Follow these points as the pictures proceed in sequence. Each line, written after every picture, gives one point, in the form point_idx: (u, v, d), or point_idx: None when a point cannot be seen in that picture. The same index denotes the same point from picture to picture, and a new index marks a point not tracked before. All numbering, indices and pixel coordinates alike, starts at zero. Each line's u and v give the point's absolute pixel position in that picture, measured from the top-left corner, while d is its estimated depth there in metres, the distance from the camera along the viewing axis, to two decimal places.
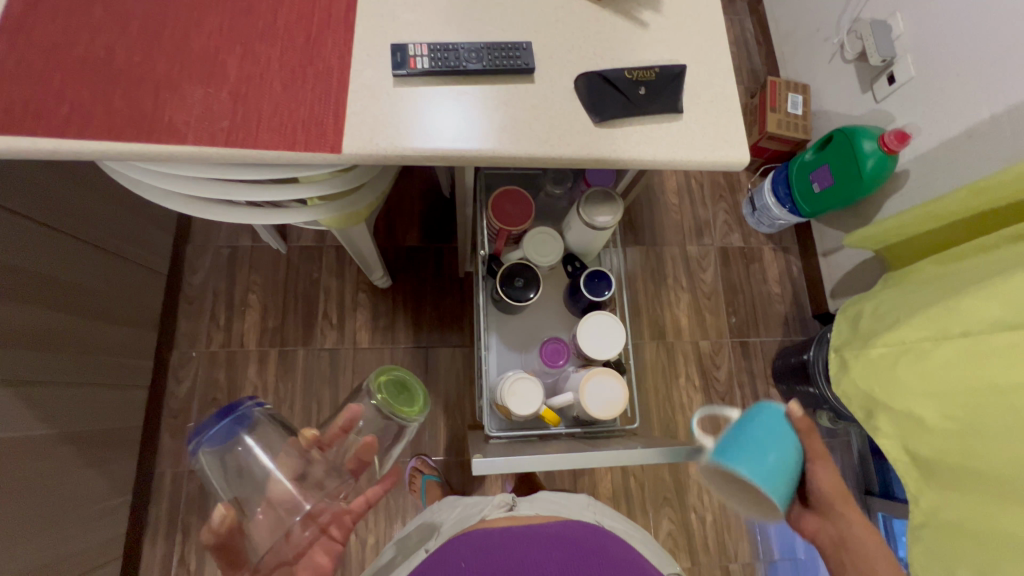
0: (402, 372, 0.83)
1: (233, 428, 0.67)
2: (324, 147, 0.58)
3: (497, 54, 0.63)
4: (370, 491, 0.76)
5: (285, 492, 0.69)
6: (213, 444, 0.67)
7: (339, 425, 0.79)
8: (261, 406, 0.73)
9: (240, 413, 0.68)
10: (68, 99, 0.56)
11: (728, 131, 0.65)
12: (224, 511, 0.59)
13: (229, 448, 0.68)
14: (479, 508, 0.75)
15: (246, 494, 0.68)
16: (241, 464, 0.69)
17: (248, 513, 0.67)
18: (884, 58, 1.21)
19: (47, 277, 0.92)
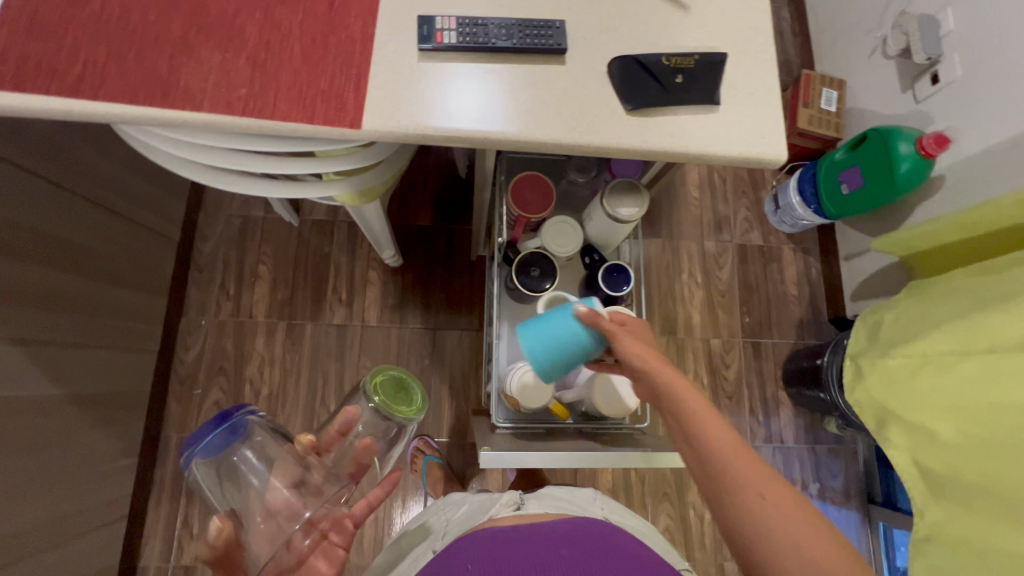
0: (399, 372, 0.88)
1: (227, 435, 0.64)
2: (344, 122, 0.56)
3: (528, 32, 0.60)
4: (372, 494, 0.68)
5: (283, 499, 0.64)
6: (208, 454, 0.63)
7: (336, 429, 0.77)
8: (258, 414, 0.70)
9: (234, 421, 0.65)
10: (83, 58, 0.54)
11: (766, 127, 0.61)
12: (219, 525, 0.58)
13: (224, 457, 0.64)
14: (488, 506, 0.75)
15: (242, 506, 0.62)
16: (236, 474, 0.64)
17: (245, 524, 0.61)
18: (929, 56, 1.15)
19: (56, 237, 0.90)
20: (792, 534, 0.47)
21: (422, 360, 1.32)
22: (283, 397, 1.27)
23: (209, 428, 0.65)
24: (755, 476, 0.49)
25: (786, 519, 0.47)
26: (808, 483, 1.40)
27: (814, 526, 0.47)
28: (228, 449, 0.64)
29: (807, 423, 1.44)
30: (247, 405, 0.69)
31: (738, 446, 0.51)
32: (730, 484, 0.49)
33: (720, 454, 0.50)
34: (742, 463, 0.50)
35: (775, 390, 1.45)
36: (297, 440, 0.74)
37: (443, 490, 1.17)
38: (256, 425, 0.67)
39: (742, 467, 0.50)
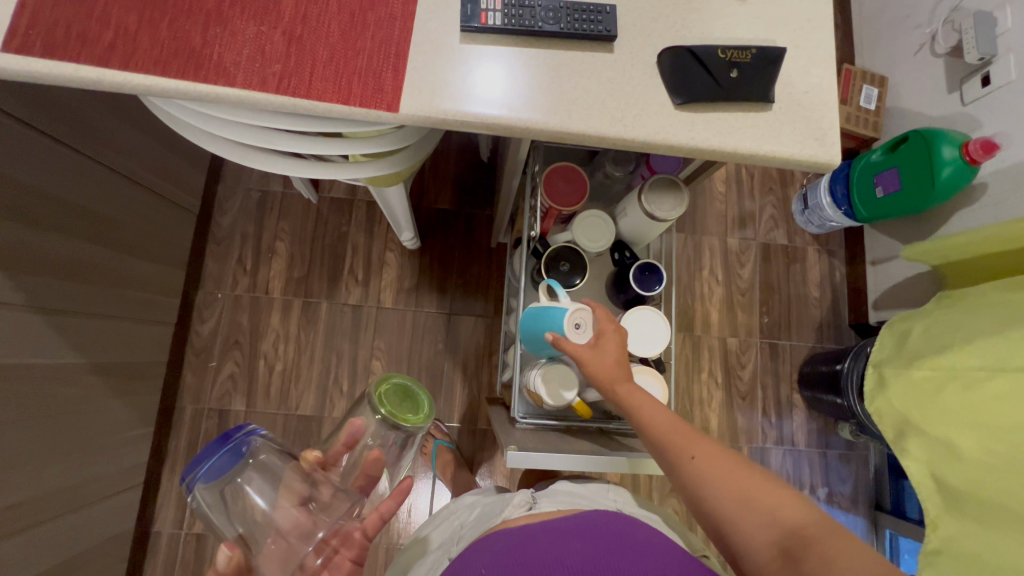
0: (401, 379, 0.84)
1: (228, 457, 0.61)
2: (381, 104, 0.54)
3: (576, 16, 0.57)
4: (384, 506, 0.68)
5: (293, 519, 0.63)
6: (211, 476, 0.60)
7: (341, 442, 0.76)
8: (260, 433, 0.68)
9: (236, 442, 0.63)
10: (115, 25, 0.52)
11: (820, 128, 0.58)
12: (229, 552, 0.55)
13: (228, 478, 0.61)
14: (501, 508, 0.75)
15: (250, 528, 0.61)
16: (241, 495, 0.62)
17: (255, 546, 0.60)
18: (981, 56, 1.09)
19: (78, 206, 0.89)
20: (718, 476, 0.57)
21: (436, 345, 1.32)
22: (296, 374, 1.27)
23: (211, 450, 0.62)
24: (688, 442, 0.60)
25: (719, 469, 0.58)
26: (816, 487, 1.39)
27: (743, 470, 0.57)
28: (231, 471, 0.62)
29: (819, 427, 1.42)
30: (245, 424, 0.67)
31: (672, 420, 0.63)
32: (669, 453, 0.61)
33: (658, 431, 0.62)
34: (678, 434, 0.61)
35: (789, 392, 1.43)
36: (302, 456, 0.72)
37: (452, 475, 1.17)
38: (258, 443, 0.65)
39: (677, 437, 0.61)
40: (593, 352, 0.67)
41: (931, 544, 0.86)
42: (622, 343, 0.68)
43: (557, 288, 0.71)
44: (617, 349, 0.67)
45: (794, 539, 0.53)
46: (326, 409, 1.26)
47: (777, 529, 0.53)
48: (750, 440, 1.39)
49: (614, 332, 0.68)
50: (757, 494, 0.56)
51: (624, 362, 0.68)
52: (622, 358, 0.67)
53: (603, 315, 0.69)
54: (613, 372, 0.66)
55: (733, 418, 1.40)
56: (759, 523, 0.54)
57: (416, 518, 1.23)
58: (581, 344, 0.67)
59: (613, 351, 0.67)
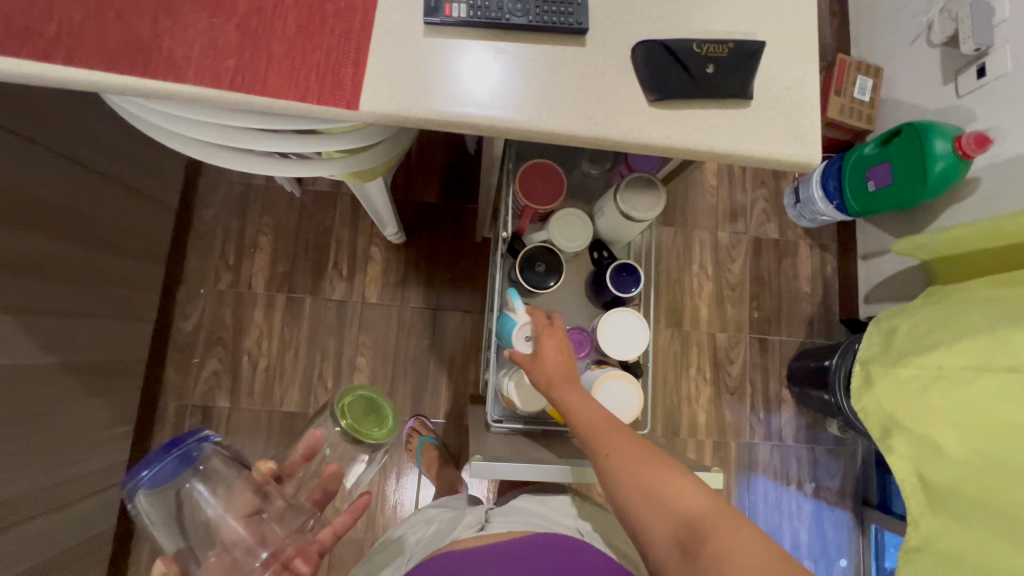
0: (368, 392, 0.84)
1: (174, 463, 0.61)
2: (340, 102, 0.51)
3: (546, 8, 0.54)
4: (338, 522, 0.72)
5: (239, 532, 0.62)
6: (155, 483, 0.60)
7: (300, 453, 0.75)
8: (214, 440, 0.67)
9: (185, 449, 0.62)
10: (57, 17, 0.49)
11: (800, 125, 0.56)
12: (163, 568, 0.58)
13: (174, 486, 0.61)
14: (452, 527, 0.76)
15: (193, 541, 0.60)
16: (187, 505, 0.61)
17: (195, 561, 0.60)
18: (977, 47, 1.06)
19: (46, 202, 0.87)
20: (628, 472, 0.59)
21: (422, 340, 1.30)
22: (280, 371, 1.26)
23: (160, 454, 0.62)
24: (608, 438, 0.61)
25: (629, 465, 0.59)
26: (803, 482, 1.39)
27: (650, 465, 0.59)
28: (177, 478, 0.61)
29: (808, 422, 1.42)
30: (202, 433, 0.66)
31: (596, 415, 0.63)
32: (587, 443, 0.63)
33: (580, 422, 0.63)
34: (596, 428, 0.62)
35: (778, 387, 1.42)
36: (256, 466, 0.71)
37: (437, 472, 1.17)
38: (210, 451, 0.64)
39: (595, 430, 0.62)
40: (534, 360, 0.69)
41: (912, 542, 0.86)
42: (560, 343, 0.70)
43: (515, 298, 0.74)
44: (555, 353, 0.69)
45: (691, 532, 0.55)
46: (310, 406, 1.25)
47: (676, 523, 0.56)
48: (738, 435, 1.39)
49: (551, 333, 0.70)
50: (661, 487, 0.58)
51: (566, 365, 0.69)
52: (562, 357, 0.69)
53: (540, 317, 0.72)
54: (548, 371, 0.68)
55: (720, 414, 1.39)
56: (658, 511, 0.57)
57: (402, 514, 1.23)
58: (523, 354, 0.70)
59: (551, 352, 0.69)
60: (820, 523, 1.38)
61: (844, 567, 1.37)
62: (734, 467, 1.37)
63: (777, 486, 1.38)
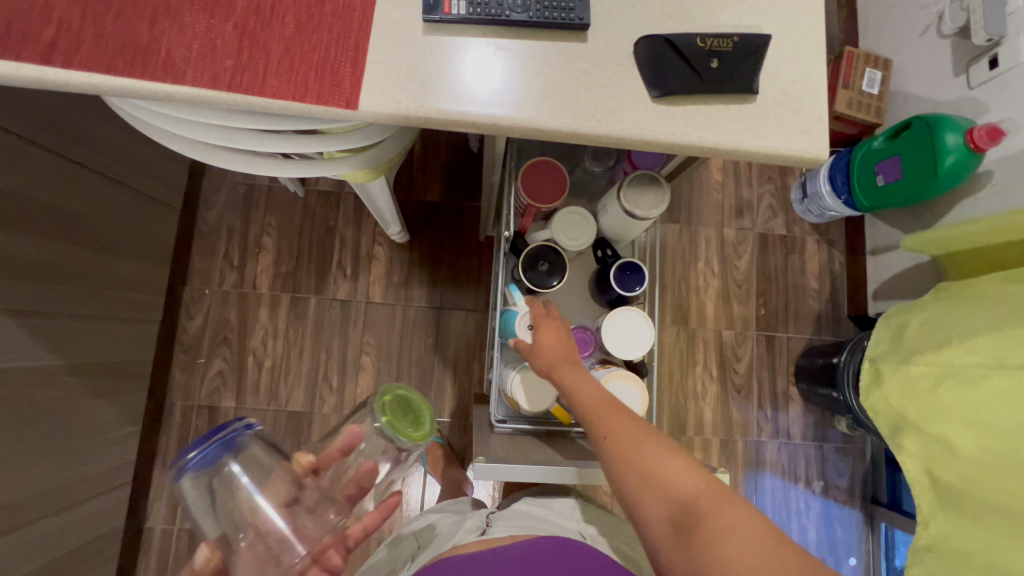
0: (408, 393, 0.80)
1: (214, 448, 0.62)
2: (339, 101, 0.51)
3: (546, 4, 0.53)
4: (369, 520, 0.74)
5: (275, 522, 0.64)
6: (199, 468, 0.61)
7: (338, 447, 0.77)
8: (254, 427, 0.67)
9: (228, 437, 0.63)
10: (56, 20, 0.49)
11: (807, 120, 0.55)
12: (207, 554, 0.60)
13: (216, 469, 0.62)
14: (454, 532, 0.76)
15: (233, 527, 0.62)
16: (225, 492, 0.63)
17: (232, 548, 0.62)
18: (990, 37, 1.04)
19: (47, 204, 0.87)
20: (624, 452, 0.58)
21: (426, 340, 1.30)
22: (285, 371, 1.26)
23: (203, 439, 0.63)
24: (607, 419, 0.60)
25: (626, 444, 0.58)
26: (811, 480, 1.38)
27: (646, 445, 0.58)
28: (218, 464, 0.62)
29: (816, 420, 1.40)
30: (244, 420, 0.67)
31: (597, 395, 0.62)
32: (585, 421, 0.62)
33: (579, 400, 0.63)
34: (595, 407, 0.61)
35: (786, 385, 1.41)
36: (295, 457, 0.72)
37: (442, 471, 1.16)
38: (250, 438, 0.65)
39: (594, 409, 0.61)
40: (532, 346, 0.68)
41: (921, 542, 0.85)
42: (559, 329, 0.69)
43: (515, 292, 0.75)
44: (554, 339, 0.67)
45: (686, 513, 0.54)
46: (315, 406, 1.25)
47: (671, 504, 0.55)
48: (745, 433, 1.38)
49: (548, 318, 0.69)
50: (658, 468, 0.56)
51: (565, 350, 0.67)
52: (560, 342, 0.68)
53: (535, 306, 0.71)
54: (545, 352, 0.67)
55: (727, 412, 1.38)
56: (654, 491, 0.56)
57: (408, 513, 1.23)
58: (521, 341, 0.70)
59: (550, 338, 0.67)
60: (829, 521, 1.37)
61: (853, 566, 1.35)
62: (741, 465, 1.36)
63: (785, 484, 1.37)
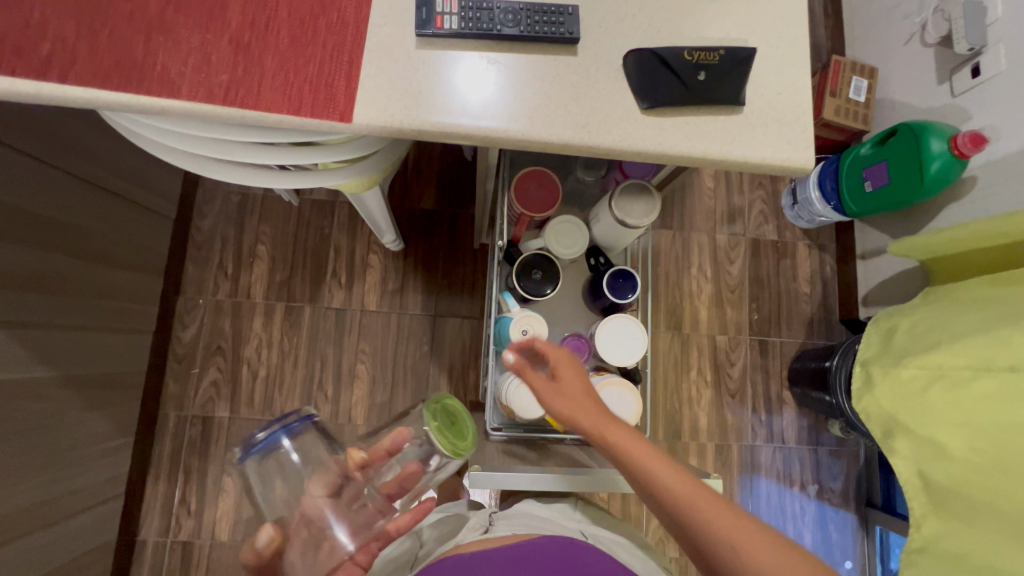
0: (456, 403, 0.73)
1: (280, 431, 0.64)
2: (333, 114, 0.51)
3: (536, 18, 0.54)
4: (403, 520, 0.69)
5: (319, 509, 0.65)
6: (263, 450, 0.64)
7: (384, 447, 0.72)
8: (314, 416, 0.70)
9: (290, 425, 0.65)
10: (51, 35, 0.49)
11: (794, 131, 0.56)
12: (267, 538, 0.63)
13: (276, 452, 0.64)
14: (457, 532, 0.77)
15: (286, 512, 0.65)
16: (279, 478, 0.65)
17: (287, 531, 0.64)
18: (971, 47, 1.06)
19: (37, 214, 0.86)
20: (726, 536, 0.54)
21: (421, 347, 1.30)
22: (280, 380, 1.26)
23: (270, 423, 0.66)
24: (697, 500, 0.56)
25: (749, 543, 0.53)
26: (806, 483, 1.39)
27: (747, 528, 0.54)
28: (277, 448, 0.65)
29: (810, 423, 1.41)
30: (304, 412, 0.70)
31: (677, 474, 0.58)
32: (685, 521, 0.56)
33: (674, 493, 0.57)
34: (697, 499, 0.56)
35: (779, 389, 1.41)
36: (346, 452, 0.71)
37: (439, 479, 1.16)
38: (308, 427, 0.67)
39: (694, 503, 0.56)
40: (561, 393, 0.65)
41: (913, 543, 0.86)
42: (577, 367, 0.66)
43: (509, 299, 0.76)
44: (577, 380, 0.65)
45: None
46: None
47: None
48: (740, 438, 1.38)
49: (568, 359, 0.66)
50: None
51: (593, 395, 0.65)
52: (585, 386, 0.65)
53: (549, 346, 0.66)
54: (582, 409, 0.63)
55: (722, 417, 1.39)
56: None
57: None
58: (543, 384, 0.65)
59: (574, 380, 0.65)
60: (824, 524, 1.37)
61: (849, 569, 1.36)
62: (736, 470, 1.37)
63: (780, 488, 1.38)
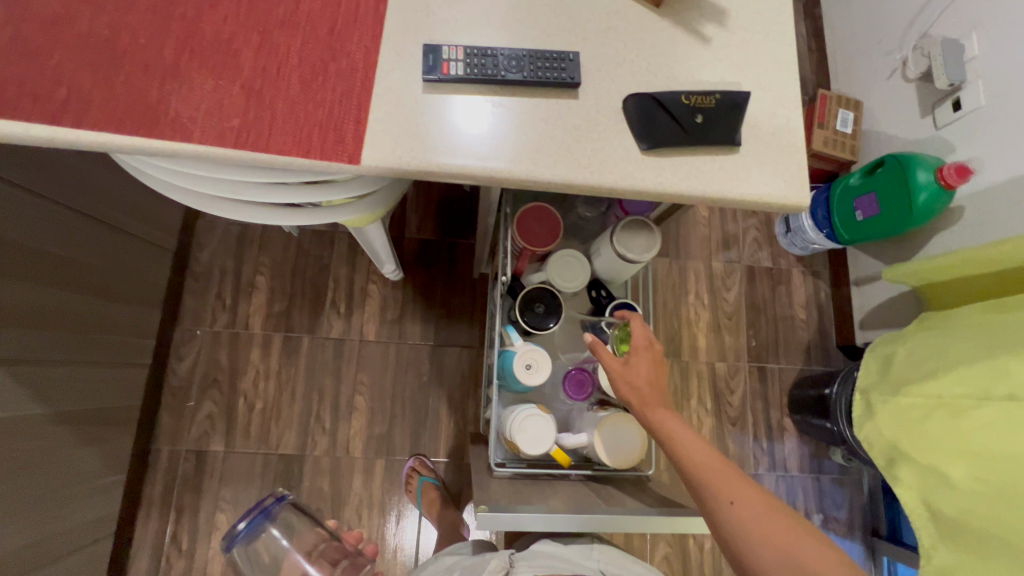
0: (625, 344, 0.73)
1: (260, 515, 0.91)
2: (342, 157, 0.53)
3: (539, 64, 0.57)
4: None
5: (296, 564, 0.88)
6: (246, 537, 0.89)
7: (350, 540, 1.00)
8: (288, 500, 0.97)
9: (268, 508, 0.92)
10: (66, 82, 0.50)
11: (789, 169, 0.58)
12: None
13: (259, 533, 0.90)
14: (477, 572, 0.75)
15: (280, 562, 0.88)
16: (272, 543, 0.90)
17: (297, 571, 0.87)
18: (951, 82, 1.11)
19: (35, 249, 0.86)
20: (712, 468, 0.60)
21: (420, 377, 1.29)
22: (277, 413, 1.24)
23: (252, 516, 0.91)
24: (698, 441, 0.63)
25: (759, 522, 0.56)
26: (811, 513, 1.36)
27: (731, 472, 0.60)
28: (259, 530, 0.90)
29: (812, 451, 1.40)
30: (280, 493, 0.97)
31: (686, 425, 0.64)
32: (704, 493, 0.60)
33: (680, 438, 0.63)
34: (719, 477, 0.59)
35: (780, 417, 1.41)
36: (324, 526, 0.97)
37: (438, 514, 1.14)
38: (279, 509, 0.94)
39: (717, 480, 0.59)
40: (628, 372, 0.68)
41: None
42: (655, 360, 0.69)
43: (512, 331, 0.76)
44: (651, 371, 0.68)
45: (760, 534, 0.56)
46: (307, 449, 1.23)
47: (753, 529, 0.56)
48: (742, 466, 1.37)
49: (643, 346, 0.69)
50: (796, 550, 0.55)
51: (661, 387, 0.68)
52: (656, 379, 0.68)
53: (640, 330, 0.70)
54: (638, 384, 0.68)
55: (723, 445, 1.37)
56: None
57: (401, 558, 1.20)
58: (615, 361, 0.69)
59: (647, 369, 0.68)
60: None
61: None
62: None
63: None
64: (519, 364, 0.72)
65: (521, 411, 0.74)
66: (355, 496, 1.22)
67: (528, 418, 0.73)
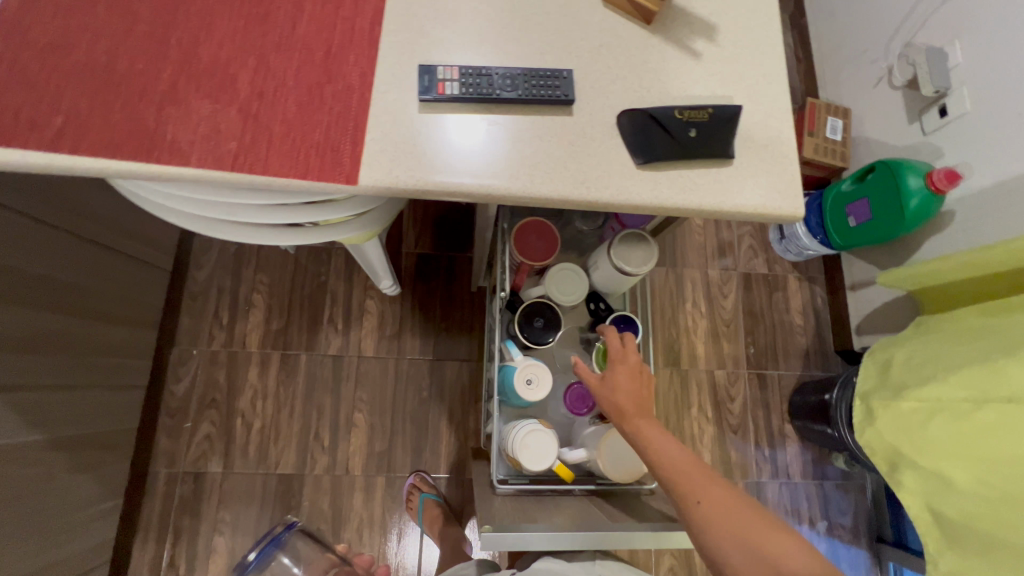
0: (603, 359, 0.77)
1: (271, 545, 0.88)
2: (340, 177, 0.53)
3: (534, 82, 0.57)
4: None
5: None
6: (258, 565, 0.86)
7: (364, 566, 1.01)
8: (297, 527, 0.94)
9: (280, 538, 0.90)
10: (64, 109, 0.51)
11: (783, 180, 0.59)
12: None
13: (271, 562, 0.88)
14: None
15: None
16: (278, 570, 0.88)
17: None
18: (937, 89, 1.13)
19: (32, 274, 0.86)
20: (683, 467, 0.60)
21: (420, 392, 1.29)
22: (275, 432, 1.23)
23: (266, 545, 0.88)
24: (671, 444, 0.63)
25: (725, 517, 0.56)
26: (815, 520, 1.36)
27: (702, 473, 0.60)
28: (270, 559, 0.88)
29: (814, 457, 1.40)
30: (290, 520, 0.95)
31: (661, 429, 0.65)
32: (674, 493, 0.60)
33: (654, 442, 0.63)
34: (686, 475, 0.59)
35: (781, 423, 1.41)
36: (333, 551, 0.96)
37: (440, 531, 1.13)
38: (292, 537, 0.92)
39: (685, 479, 0.59)
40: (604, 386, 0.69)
41: None
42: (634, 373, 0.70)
43: (512, 346, 0.76)
44: (628, 381, 0.69)
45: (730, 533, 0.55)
46: (306, 468, 1.21)
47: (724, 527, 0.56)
48: (745, 474, 1.36)
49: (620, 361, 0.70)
50: (764, 543, 0.54)
51: (641, 396, 0.68)
52: (636, 390, 0.68)
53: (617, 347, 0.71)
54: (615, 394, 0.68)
55: (725, 453, 1.37)
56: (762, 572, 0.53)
57: None
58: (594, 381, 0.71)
59: (624, 381, 0.69)
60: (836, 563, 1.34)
61: None
62: None
63: None
64: (521, 379, 0.72)
65: (523, 426, 0.74)
66: (356, 515, 1.21)
67: (531, 434, 0.73)
